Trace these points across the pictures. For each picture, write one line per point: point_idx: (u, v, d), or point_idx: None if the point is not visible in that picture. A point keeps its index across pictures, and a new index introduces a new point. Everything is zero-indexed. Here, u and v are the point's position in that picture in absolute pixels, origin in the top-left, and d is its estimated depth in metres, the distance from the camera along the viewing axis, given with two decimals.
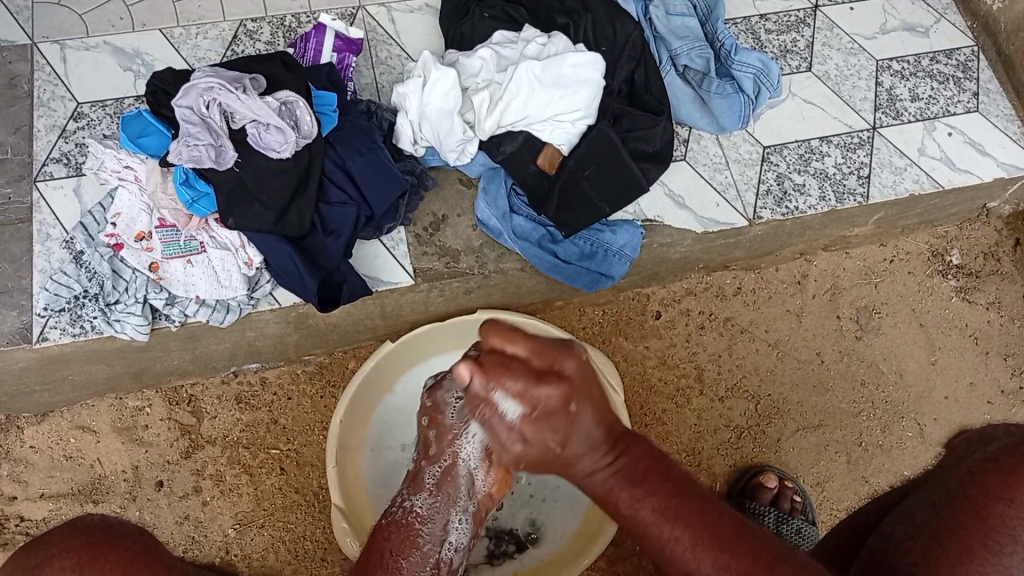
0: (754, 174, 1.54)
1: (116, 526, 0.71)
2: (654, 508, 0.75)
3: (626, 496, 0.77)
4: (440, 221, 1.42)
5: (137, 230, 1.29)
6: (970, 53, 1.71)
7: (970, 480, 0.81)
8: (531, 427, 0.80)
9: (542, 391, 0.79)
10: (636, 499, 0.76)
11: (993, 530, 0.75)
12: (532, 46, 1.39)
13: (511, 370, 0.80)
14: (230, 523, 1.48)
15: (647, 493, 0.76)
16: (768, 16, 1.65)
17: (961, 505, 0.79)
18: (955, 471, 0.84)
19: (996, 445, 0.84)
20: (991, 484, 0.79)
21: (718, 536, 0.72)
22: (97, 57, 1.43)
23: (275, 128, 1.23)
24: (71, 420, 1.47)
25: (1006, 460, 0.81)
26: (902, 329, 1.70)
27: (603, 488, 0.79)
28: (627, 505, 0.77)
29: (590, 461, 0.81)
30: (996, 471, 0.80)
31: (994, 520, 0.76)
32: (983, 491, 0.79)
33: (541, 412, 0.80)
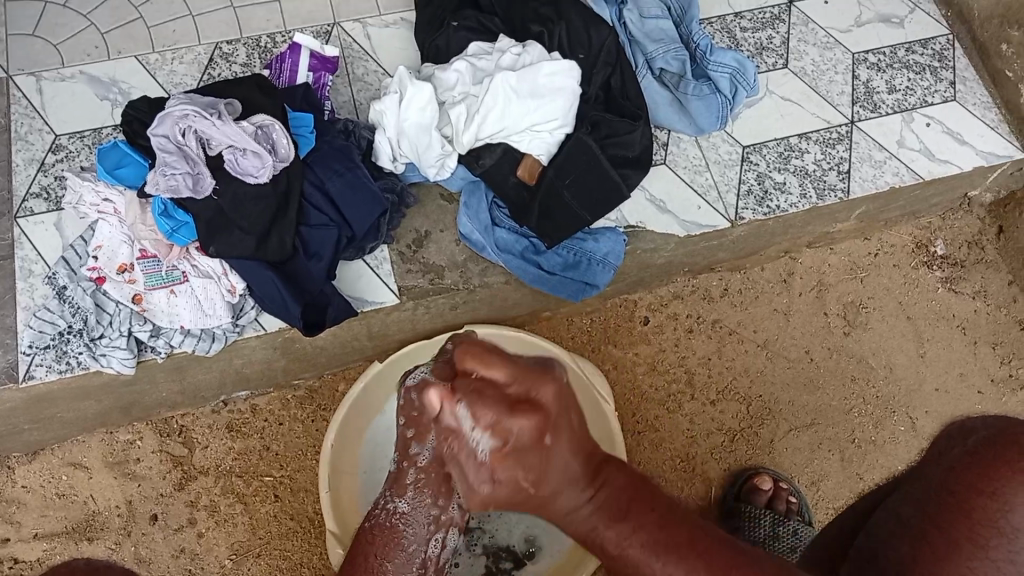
0: (734, 175, 1.54)
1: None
2: (643, 543, 0.70)
3: (612, 532, 0.72)
4: (423, 237, 1.42)
5: (119, 262, 1.28)
6: (946, 42, 1.72)
7: (952, 476, 0.80)
8: (507, 460, 0.75)
9: (516, 421, 0.73)
10: (621, 536, 0.71)
11: (978, 524, 0.75)
12: (507, 56, 1.40)
13: (484, 398, 0.74)
14: (227, 554, 1.46)
15: (636, 530, 0.71)
16: (743, 14, 1.67)
17: (946, 498, 0.79)
18: (938, 464, 0.82)
19: (975, 437, 0.82)
20: (973, 477, 0.78)
21: (704, 561, 0.68)
22: (72, 88, 1.43)
23: (252, 153, 1.22)
24: (63, 457, 1.46)
25: (987, 451, 0.79)
26: (890, 323, 1.70)
27: (587, 519, 0.74)
28: (614, 541, 0.72)
29: (573, 496, 0.76)
30: (976, 461, 0.79)
31: (978, 514, 0.76)
32: (964, 484, 0.78)
33: (518, 444, 0.74)
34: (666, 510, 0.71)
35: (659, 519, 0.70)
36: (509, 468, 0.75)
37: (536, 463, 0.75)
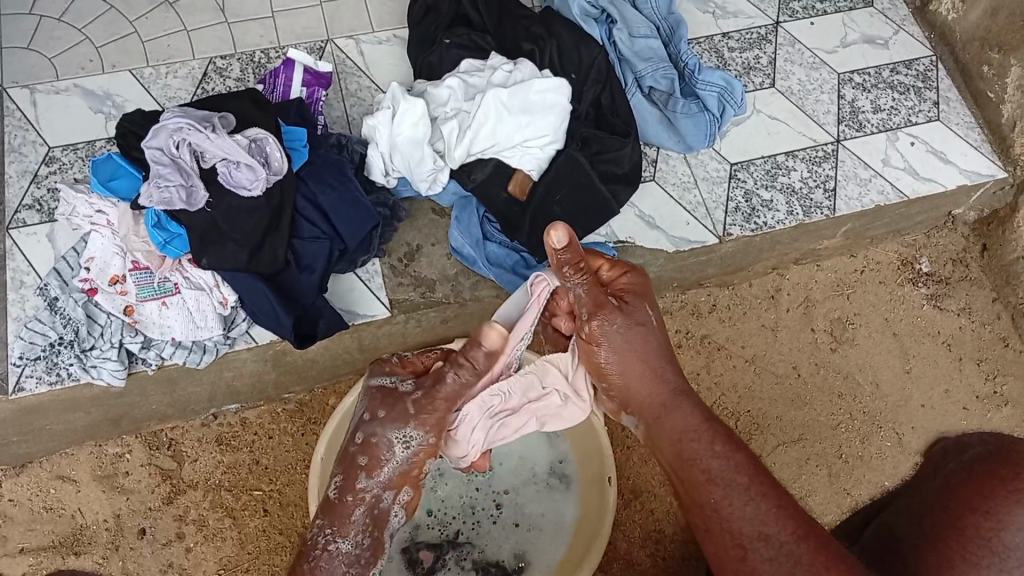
0: (722, 192, 1.57)
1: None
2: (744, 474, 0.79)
3: (711, 443, 0.84)
4: (414, 251, 1.43)
5: (112, 273, 1.28)
6: (929, 62, 1.76)
7: (945, 490, 0.67)
8: (621, 322, 0.94)
9: (648, 318, 0.96)
10: (721, 450, 0.83)
11: (970, 546, 0.62)
12: (499, 73, 1.42)
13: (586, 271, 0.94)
14: (215, 568, 1.45)
15: (741, 457, 0.81)
16: (730, 34, 1.70)
17: (937, 518, 0.66)
18: (933, 478, 0.69)
19: (971, 452, 0.68)
20: (968, 492, 0.65)
21: (791, 506, 0.75)
22: (67, 101, 1.44)
23: (246, 165, 1.24)
24: (51, 470, 1.45)
25: (982, 466, 0.66)
26: (877, 339, 1.72)
27: (691, 431, 0.86)
28: (712, 457, 0.82)
29: (691, 417, 0.88)
30: (970, 478, 0.65)
31: (971, 533, 0.63)
32: (958, 501, 0.65)
33: (649, 340, 0.95)
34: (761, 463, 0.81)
35: (754, 461, 0.81)
36: (615, 338, 0.95)
37: (636, 350, 0.95)
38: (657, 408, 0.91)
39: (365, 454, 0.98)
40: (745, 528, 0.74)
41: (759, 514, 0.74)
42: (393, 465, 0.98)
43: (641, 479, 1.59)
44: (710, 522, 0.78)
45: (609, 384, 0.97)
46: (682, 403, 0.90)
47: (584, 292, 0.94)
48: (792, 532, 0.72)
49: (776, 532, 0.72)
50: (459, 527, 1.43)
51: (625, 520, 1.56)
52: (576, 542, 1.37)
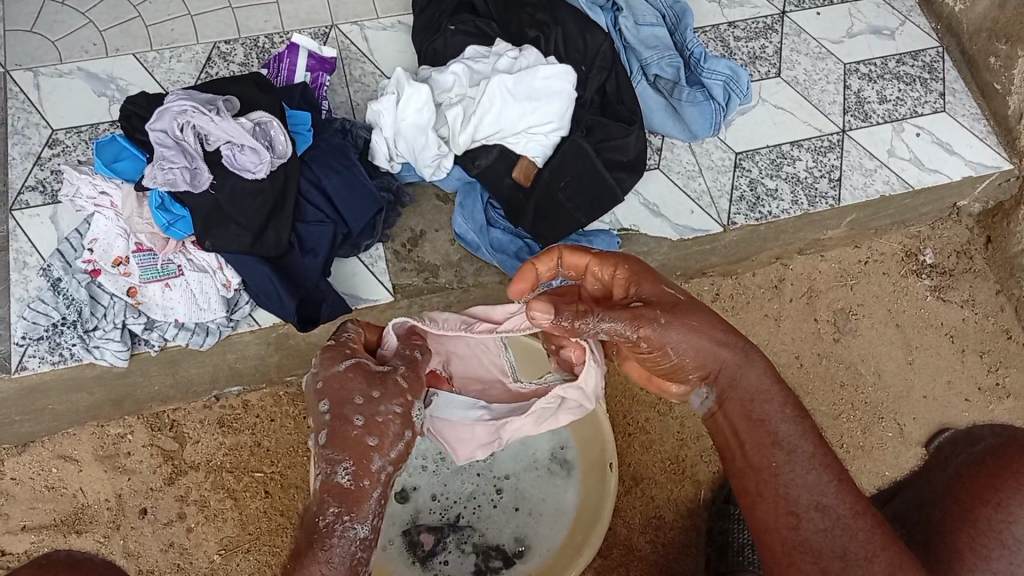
0: (727, 180, 1.56)
1: (86, 562, 0.54)
2: (812, 449, 0.73)
3: (781, 410, 0.76)
4: (417, 237, 1.43)
5: (114, 255, 1.28)
6: (935, 54, 1.75)
7: (957, 483, 0.71)
8: (666, 317, 0.82)
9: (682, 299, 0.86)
10: (792, 418, 0.76)
11: (982, 536, 0.66)
12: (504, 60, 1.41)
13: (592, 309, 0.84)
14: (216, 548, 1.46)
15: (807, 424, 0.76)
16: (737, 24, 1.69)
17: (947, 509, 0.70)
18: (942, 469, 0.73)
19: (982, 444, 0.72)
20: (979, 484, 0.69)
21: (852, 482, 0.72)
22: (70, 84, 1.43)
23: (250, 149, 1.23)
24: (53, 449, 1.46)
25: (991, 461, 0.70)
26: (880, 330, 1.72)
27: (762, 392, 0.78)
28: (783, 422, 0.75)
29: (758, 375, 0.80)
30: (981, 472, 0.70)
31: (982, 524, 0.67)
32: (969, 493, 0.69)
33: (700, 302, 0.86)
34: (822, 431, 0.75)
35: (817, 429, 0.75)
36: (674, 328, 0.81)
37: (694, 322, 0.82)
38: (722, 369, 0.82)
39: (371, 434, 0.84)
40: (808, 501, 0.71)
41: (821, 487, 0.71)
42: (397, 427, 0.86)
43: (641, 468, 1.59)
44: (765, 488, 0.73)
45: (653, 359, 0.86)
46: (751, 358, 0.81)
47: (612, 324, 0.82)
48: (850, 507, 0.70)
49: (834, 505, 0.70)
50: (460, 510, 1.44)
51: (625, 507, 1.56)
52: (577, 524, 1.38)
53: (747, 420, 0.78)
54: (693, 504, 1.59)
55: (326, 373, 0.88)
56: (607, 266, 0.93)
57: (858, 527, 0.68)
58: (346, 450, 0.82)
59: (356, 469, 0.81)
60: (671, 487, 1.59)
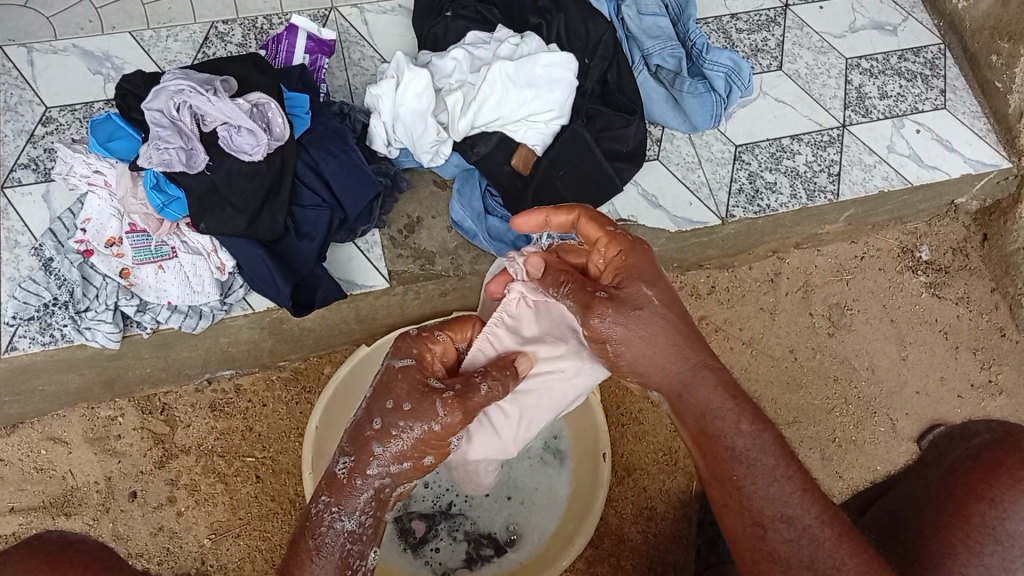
0: (726, 173, 1.55)
1: (78, 544, 0.55)
2: (772, 460, 0.75)
3: (736, 423, 0.78)
4: (414, 223, 1.41)
5: (108, 235, 1.27)
6: (937, 51, 1.74)
7: (950, 476, 0.68)
8: (616, 314, 0.88)
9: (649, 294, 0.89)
10: (749, 429, 0.78)
11: (975, 532, 0.64)
12: (505, 46, 1.40)
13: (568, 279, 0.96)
14: (206, 533, 1.45)
15: (766, 437, 0.77)
16: (739, 15, 1.67)
17: (939, 503, 0.67)
18: (937, 463, 0.71)
19: (977, 440, 0.70)
20: (974, 480, 0.66)
21: (817, 491, 0.73)
22: (64, 61, 1.41)
23: (247, 130, 1.22)
24: (42, 431, 1.45)
25: (988, 454, 0.67)
26: (874, 325, 1.72)
27: (717, 407, 0.80)
28: (739, 434, 0.77)
29: (717, 391, 0.82)
30: (977, 465, 0.67)
31: (976, 521, 0.64)
32: (962, 486, 0.67)
33: (670, 312, 0.88)
34: (783, 441, 0.77)
35: (778, 441, 0.77)
36: (619, 325, 0.88)
37: (644, 328, 0.87)
38: (674, 383, 0.85)
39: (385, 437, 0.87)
40: (771, 514, 0.72)
41: (784, 497, 0.72)
42: (410, 439, 0.88)
43: (634, 459, 1.59)
44: (730, 500, 0.75)
45: (615, 360, 0.90)
46: (703, 374, 0.84)
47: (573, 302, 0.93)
48: (817, 517, 0.70)
49: (799, 516, 0.71)
50: (452, 499, 1.42)
51: (617, 498, 1.56)
52: (568, 517, 1.37)
53: (704, 434, 0.80)
54: (685, 496, 1.59)
55: (387, 364, 0.93)
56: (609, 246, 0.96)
57: (828, 541, 0.68)
58: (352, 443, 0.87)
59: (354, 464, 0.86)
60: (663, 478, 1.59)
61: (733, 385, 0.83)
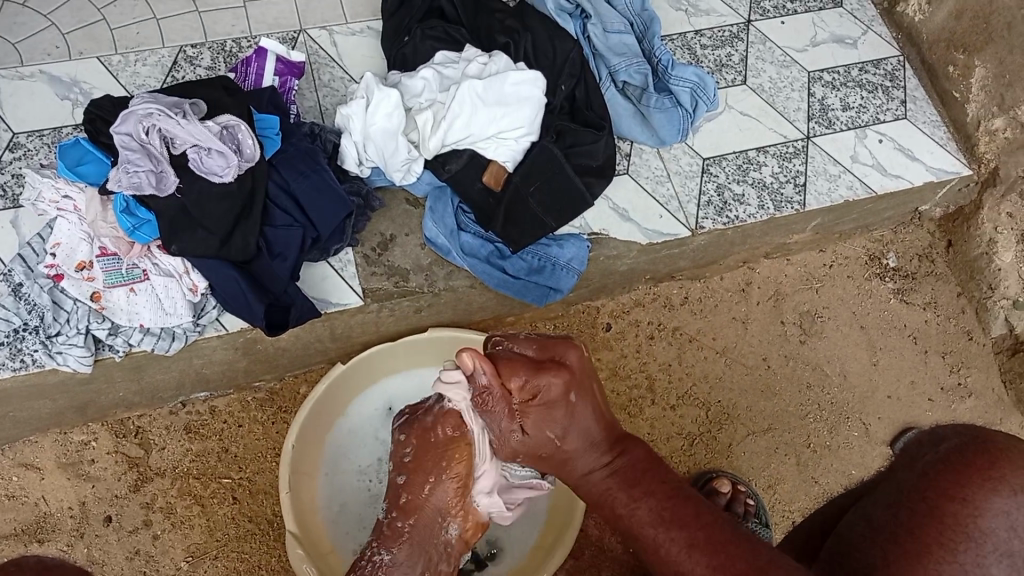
0: (695, 186, 1.58)
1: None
2: (648, 506, 0.98)
3: (624, 494, 1.02)
4: (388, 241, 1.42)
5: (79, 259, 1.26)
6: (897, 62, 1.79)
7: (926, 481, 0.82)
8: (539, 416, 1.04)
9: (544, 378, 1.02)
10: (631, 499, 1.01)
11: (950, 529, 0.78)
12: (473, 65, 1.41)
13: (519, 359, 1.04)
14: (183, 556, 1.44)
15: (616, 461, 1.05)
16: (703, 32, 1.71)
17: (916, 507, 0.81)
18: (909, 470, 0.85)
19: (947, 445, 0.84)
20: (946, 483, 0.80)
21: (680, 515, 0.96)
22: (32, 86, 1.41)
23: (217, 152, 1.22)
24: (13, 457, 1.43)
25: (959, 458, 0.82)
26: (844, 331, 1.75)
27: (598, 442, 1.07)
28: (587, 459, 1.07)
29: (591, 419, 1.07)
30: (950, 471, 0.81)
31: (950, 519, 0.78)
32: (937, 490, 0.81)
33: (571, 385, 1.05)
34: (657, 455, 1.07)
35: (651, 452, 1.07)
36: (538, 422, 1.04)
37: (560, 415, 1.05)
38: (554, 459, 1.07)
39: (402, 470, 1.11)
40: (656, 542, 0.95)
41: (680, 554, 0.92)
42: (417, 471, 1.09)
43: None
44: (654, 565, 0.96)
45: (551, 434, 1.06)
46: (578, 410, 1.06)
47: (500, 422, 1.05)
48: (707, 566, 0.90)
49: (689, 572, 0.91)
50: None
51: None
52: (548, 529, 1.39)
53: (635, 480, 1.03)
54: None
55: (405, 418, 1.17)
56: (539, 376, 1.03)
57: (713, 563, 0.90)
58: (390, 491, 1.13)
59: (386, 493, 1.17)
60: None
61: (604, 411, 1.10)
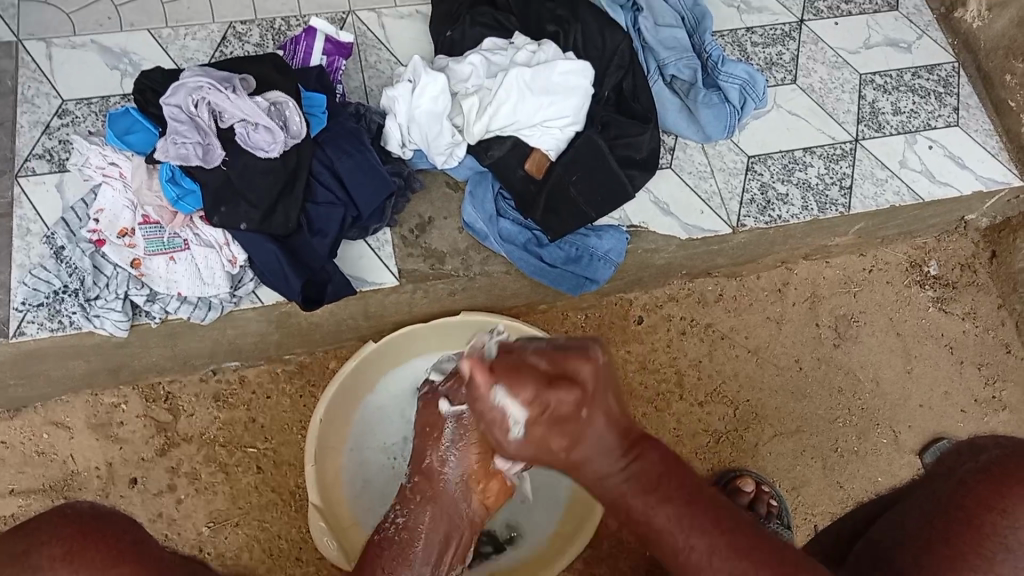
0: (738, 183, 1.55)
1: (107, 516, 0.68)
2: (668, 512, 0.78)
3: (641, 500, 0.80)
4: (426, 223, 1.42)
5: (121, 226, 1.28)
6: (951, 69, 1.75)
7: (961, 489, 0.77)
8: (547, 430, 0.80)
9: (554, 394, 0.78)
10: (647, 505, 0.79)
11: (987, 540, 0.72)
12: (522, 53, 1.41)
13: (526, 372, 0.79)
14: (205, 521, 1.45)
15: (633, 466, 0.82)
16: (755, 29, 1.68)
17: (953, 513, 0.75)
18: (948, 477, 0.80)
19: (986, 456, 0.79)
20: (986, 493, 0.75)
21: (697, 512, 0.78)
22: (84, 56, 1.42)
23: (264, 128, 1.23)
24: (45, 415, 1.44)
25: (996, 468, 0.76)
26: (879, 338, 1.71)
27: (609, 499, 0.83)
28: (605, 459, 0.83)
29: (605, 427, 0.83)
30: (988, 478, 0.76)
31: (988, 529, 0.72)
32: (976, 498, 0.75)
33: (552, 411, 0.79)
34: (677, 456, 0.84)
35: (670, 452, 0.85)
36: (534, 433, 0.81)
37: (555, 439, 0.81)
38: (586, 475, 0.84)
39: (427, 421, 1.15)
40: (675, 548, 0.78)
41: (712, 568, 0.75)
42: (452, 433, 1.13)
43: None
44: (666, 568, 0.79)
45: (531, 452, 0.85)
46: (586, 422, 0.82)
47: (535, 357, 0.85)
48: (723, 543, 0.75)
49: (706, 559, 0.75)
50: None
51: None
52: (568, 516, 1.36)
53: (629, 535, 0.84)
54: None
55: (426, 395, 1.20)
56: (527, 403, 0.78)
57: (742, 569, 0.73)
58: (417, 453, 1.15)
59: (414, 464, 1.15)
60: None
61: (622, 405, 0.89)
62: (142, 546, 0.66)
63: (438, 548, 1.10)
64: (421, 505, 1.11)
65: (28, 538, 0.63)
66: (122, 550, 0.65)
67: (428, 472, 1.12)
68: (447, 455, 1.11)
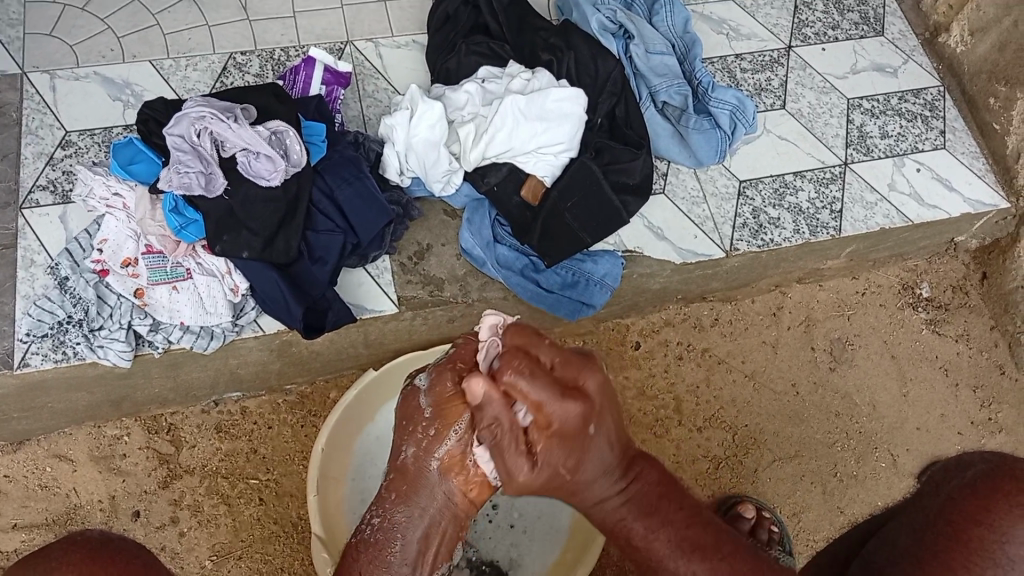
0: (730, 208, 1.58)
1: (119, 540, 0.59)
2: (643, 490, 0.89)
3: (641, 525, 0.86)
4: (424, 250, 1.44)
5: (124, 256, 1.29)
6: (937, 93, 1.78)
7: (949, 506, 0.71)
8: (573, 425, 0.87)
9: (564, 404, 0.86)
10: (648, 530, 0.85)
11: (976, 558, 0.66)
12: (517, 80, 1.45)
13: (529, 372, 0.86)
14: (208, 554, 1.45)
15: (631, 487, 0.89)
16: (743, 55, 1.72)
17: (941, 530, 0.70)
18: (935, 494, 0.73)
19: (974, 470, 0.73)
20: (973, 509, 0.69)
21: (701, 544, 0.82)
22: (86, 87, 1.45)
23: (265, 156, 1.26)
24: (48, 448, 1.45)
25: (986, 485, 0.71)
26: (875, 360, 1.74)
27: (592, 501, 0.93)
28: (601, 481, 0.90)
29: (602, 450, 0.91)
30: (974, 496, 0.70)
31: (974, 545, 0.67)
32: (961, 515, 0.69)
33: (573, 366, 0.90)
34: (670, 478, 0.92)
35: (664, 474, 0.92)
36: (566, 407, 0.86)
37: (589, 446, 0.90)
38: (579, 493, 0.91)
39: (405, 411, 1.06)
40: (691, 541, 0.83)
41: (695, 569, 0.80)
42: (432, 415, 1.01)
43: None
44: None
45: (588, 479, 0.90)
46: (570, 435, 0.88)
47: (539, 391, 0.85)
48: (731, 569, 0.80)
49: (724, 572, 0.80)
50: None
51: None
52: (570, 545, 1.38)
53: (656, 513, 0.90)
54: None
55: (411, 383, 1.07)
56: (537, 385, 0.85)
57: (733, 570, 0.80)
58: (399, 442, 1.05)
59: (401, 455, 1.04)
60: None
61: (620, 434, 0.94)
62: (156, 569, 0.58)
63: (417, 548, 1.01)
64: (392, 502, 1.03)
65: (32, 565, 0.55)
66: (135, 574, 0.56)
67: (403, 467, 1.04)
68: (422, 446, 1.02)
